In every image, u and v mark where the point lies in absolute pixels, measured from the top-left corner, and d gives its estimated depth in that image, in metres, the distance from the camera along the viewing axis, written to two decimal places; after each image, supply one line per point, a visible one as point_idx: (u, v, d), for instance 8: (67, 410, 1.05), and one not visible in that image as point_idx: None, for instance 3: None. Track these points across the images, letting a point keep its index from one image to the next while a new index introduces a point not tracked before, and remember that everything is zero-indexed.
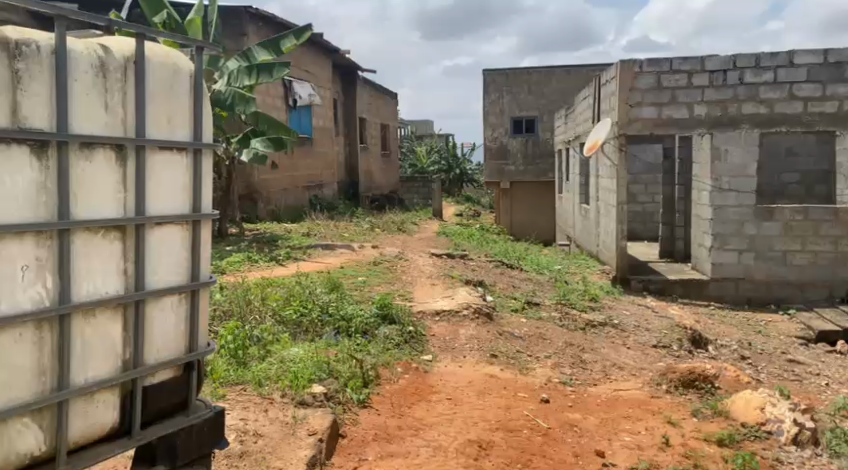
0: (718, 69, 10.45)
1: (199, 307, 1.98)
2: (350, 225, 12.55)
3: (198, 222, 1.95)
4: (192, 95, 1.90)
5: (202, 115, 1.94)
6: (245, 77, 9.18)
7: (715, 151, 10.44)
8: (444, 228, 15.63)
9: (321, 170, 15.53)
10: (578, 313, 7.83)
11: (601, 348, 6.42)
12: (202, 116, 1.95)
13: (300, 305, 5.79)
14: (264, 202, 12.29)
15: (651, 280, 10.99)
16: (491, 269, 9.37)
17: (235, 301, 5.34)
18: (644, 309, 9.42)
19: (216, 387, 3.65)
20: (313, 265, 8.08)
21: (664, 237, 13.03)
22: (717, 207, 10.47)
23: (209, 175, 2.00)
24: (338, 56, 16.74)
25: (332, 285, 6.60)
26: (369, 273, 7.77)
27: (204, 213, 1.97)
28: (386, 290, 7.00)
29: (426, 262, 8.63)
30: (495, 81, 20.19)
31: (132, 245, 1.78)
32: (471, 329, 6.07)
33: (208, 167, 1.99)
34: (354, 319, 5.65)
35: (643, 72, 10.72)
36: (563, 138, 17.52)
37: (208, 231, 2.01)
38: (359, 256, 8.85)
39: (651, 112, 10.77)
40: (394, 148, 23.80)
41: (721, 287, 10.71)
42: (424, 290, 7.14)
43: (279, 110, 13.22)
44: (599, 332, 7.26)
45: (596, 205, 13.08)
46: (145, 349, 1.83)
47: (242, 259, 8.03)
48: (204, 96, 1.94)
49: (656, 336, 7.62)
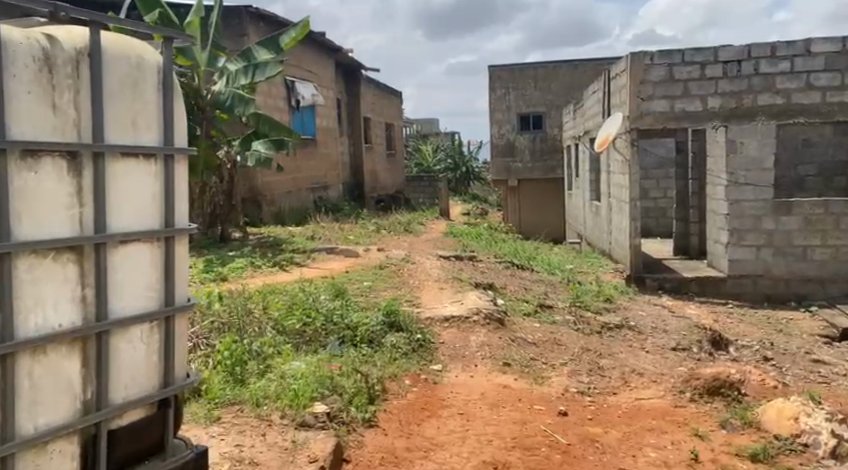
0: (732, 60, 10.17)
1: (172, 335, 1.79)
2: (356, 227, 12.30)
3: (170, 238, 1.75)
4: (160, 91, 1.69)
5: (173, 114, 1.73)
6: (242, 76, 8.92)
7: (730, 145, 10.16)
8: (452, 228, 15.37)
9: (325, 172, 15.29)
10: (592, 315, 7.55)
11: (619, 353, 6.15)
12: (174, 112, 1.74)
13: (304, 314, 5.56)
14: (269, 205, 12.07)
15: (666, 278, 10.69)
16: (501, 270, 9.10)
17: (236, 311, 5.11)
18: (660, 309, 9.12)
19: (211, 408, 3.41)
20: (318, 270, 7.84)
21: (677, 234, 12.73)
22: (733, 202, 10.17)
23: (183, 183, 1.79)
24: (341, 55, 16.50)
25: (337, 292, 6.36)
26: (375, 277, 7.53)
27: (178, 228, 1.77)
28: (392, 295, 6.75)
29: (434, 265, 8.37)
30: (501, 77, 19.90)
31: (91, 270, 1.58)
32: (482, 335, 5.82)
33: (181, 174, 1.79)
34: (361, 327, 5.41)
35: (654, 65, 10.43)
36: (571, 133, 17.23)
37: (184, 247, 1.81)
38: (366, 259, 8.62)
39: (663, 106, 10.49)
40: (399, 148, 23.53)
41: (738, 284, 10.41)
42: (432, 295, 6.89)
43: (281, 112, 12.99)
44: (615, 335, 6.99)
45: (607, 202, 12.78)
46: (109, 386, 1.64)
47: (245, 266, 7.80)
48: (174, 92, 1.73)
49: (674, 338, 7.34)
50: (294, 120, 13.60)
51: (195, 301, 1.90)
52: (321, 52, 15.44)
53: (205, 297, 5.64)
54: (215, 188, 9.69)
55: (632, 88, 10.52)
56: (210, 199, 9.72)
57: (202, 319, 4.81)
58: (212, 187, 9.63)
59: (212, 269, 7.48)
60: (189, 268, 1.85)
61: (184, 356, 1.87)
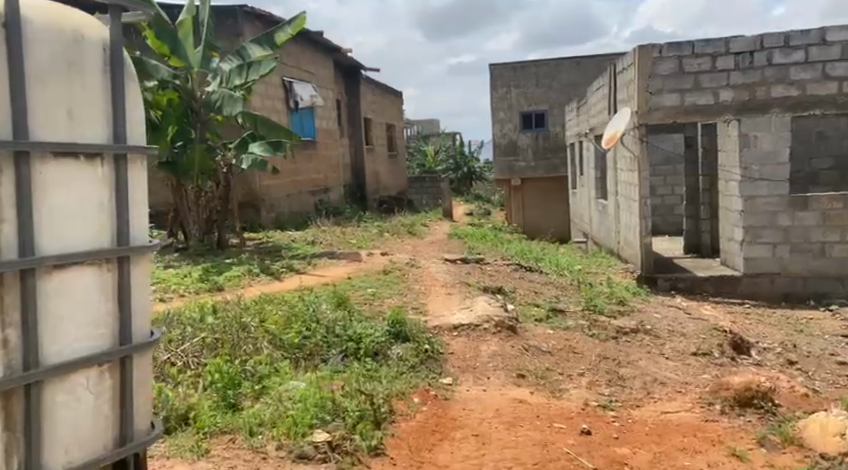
0: (744, 51, 9.84)
1: (127, 382, 1.69)
2: (357, 230, 11.97)
3: (120, 263, 1.65)
4: (102, 80, 1.58)
5: (116, 105, 1.61)
6: (237, 74, 8.79)
7: (743, 139, 9.82)
8: (455, 229, 15.03)
9: (326, 174, 14.96)
10: (607, 320, 7.19)
11: (638, 360, 5.78)
12: (121, 103, 1.63)
13: (304, 326, 5.20)
14: (268, 209, 11.72)
15: (679, 278, 10.33)
16: (509, 273, 8.73)
17: (233, 326, 4.76)
18: (675, 311, 8.77)
19: (199, 439, 3.08)
20: (318, 277, 7.49)
21: (688, 232, 12.38)
22: (747, 198, 9.83)
23: (136, 191, 1.70)
24: (339, 55, 16.15)
25: (340, 301, 6.00)
26: (379, 283, 7.17)
27: (129, 247, 1.67)
28: (397, 303, 6.40)
29: (440, 269, 8.02)
30: (502, 75, 19.54)
31: (25, 315, 1.45)
32: (494, 344, 5.47)
33: (135, 178, 1.69)
34: (365, 339, 5.07)
35: (663, 58, 10.07)
36: (575, 131, 16.87)
37: (141, 272, 1.73)
38: (369, 264, 8.28)
39: (673, 100, 10.13)
40: (400, 149, 23.17)
41: (754, 283, 10.06)
42: (439, 301, 6.53)
43: (279, 113, 12.65)
44: (632, 340, 6.63)
45: (615, 199, 12.43)
46: (49, 439, 1.52)
47: (243, 274, 7.47)
48: (120, 82, 1.62)
49: (693, 342, 6.99)
50: (293, 122, 13.26)
51: (156, 336, 1.81)
52: (319, 52, 15.09)
53: (198, 310, 5.27)
54: (210, 194, 9.30)
55: (640, 83, 10.16)
56: (206, 205, 9.34)
57: (195, 334, 4.46)
58: (207, 193, 9.25)
59: (207, 279, 7.13)
60: (146, 297, 1.75)
61: (145, 407, 1.78)
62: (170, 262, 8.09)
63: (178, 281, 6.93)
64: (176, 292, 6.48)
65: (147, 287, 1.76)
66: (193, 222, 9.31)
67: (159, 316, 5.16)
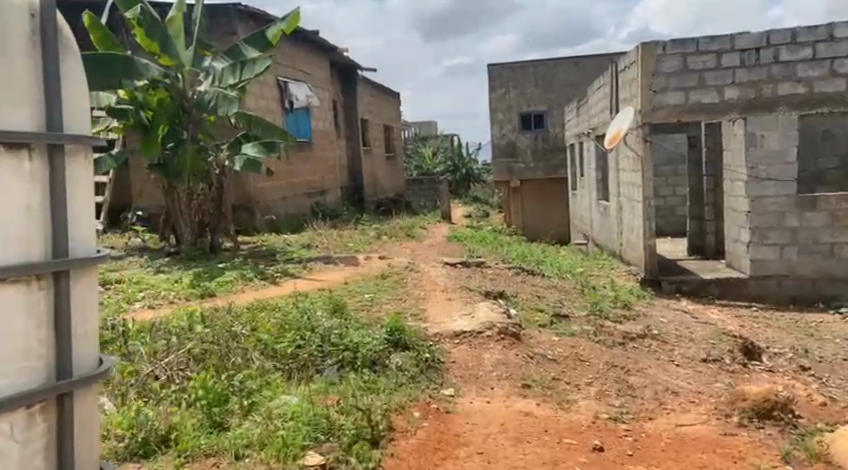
0: (750, 48, 9.60)
1: (65, 424, 1.49)
2: (354, 233, 11.71)
3: (53, 282, 1.44)
4: (27, 56, 1.37)
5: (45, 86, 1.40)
6: (230, 74, 8.44)
7: (750, 137, 9.59)
8: (455, 231, 14.79)
9: (323, 176, 14.72)
10: (612, 324, 6.95)
11: (647, 368, 5.53)
12: (54, 85, 1.42)
13: (299, 334, 4.94)
14: (263, 212, 11.46)
15: (683, 281, 10.10)
16: (511, 276, 8.49)
17: (223, 336, 4.50)
18: (682, 315, 8.53)
19: (180, 464, 2.84)
20: (313, 281, 7.24)
21: (691, 233, 12.14)
22: (754, 198, 9.60)
23: (75, 188, 1.49)
24: (336, 55, 15.91)
25: (336, 308, 5.74)
26: (376, 288, 6.92)
27: (65, 261, 1.45)
28: (395, 309, 6.15)
29: (439, 273, 7.78)
30: (500, 76, 19.31)
31: None
32: (497, 352, 5.22)
33: (74, 172, 1.48)
34: (363, 348, 4.81)
35: (666, 55, 9.84)
36: (575, 131, 16.65)
37: (79, 289, 1.51)
38: (366, 268, 8.03)
39: (677, 98, 9.90)
40: (397, 150, 22.94)
41: (762, 286, 9.82)
42: (439, 307, 6.28)
43: (274, 114, 12.40)
44: (640, 346, 6.38)
45: (617, 200, 12.20)
46: None
47: (236, 278, 7.22)
48: (52, 61, 1.42)
49: (702, 347, 6.75)
50: (288, 123, 13.01)
51: (104, 366, 1.61)
52: (315, 52, 14.85)
53: (187, 319, 5.00)
54: (203, 196, 8.99)
55: (643, 81, 9.92)
56: (198, 208, 8.99)
57: (182, 345, 4.20)
58: (199, 195, 8.94)
59: (198, 284, 6.87)
60: (87, 320, 1.55)
61: (88, 453, 1.58)
62: (161, 267, 7.83)
63: (168, 287, 6.68)
64: (166, 299, 6.23)
65: (89, 308, 1.56)
66: (185, 225, 8.96)
67: (145, 325, 4.89)
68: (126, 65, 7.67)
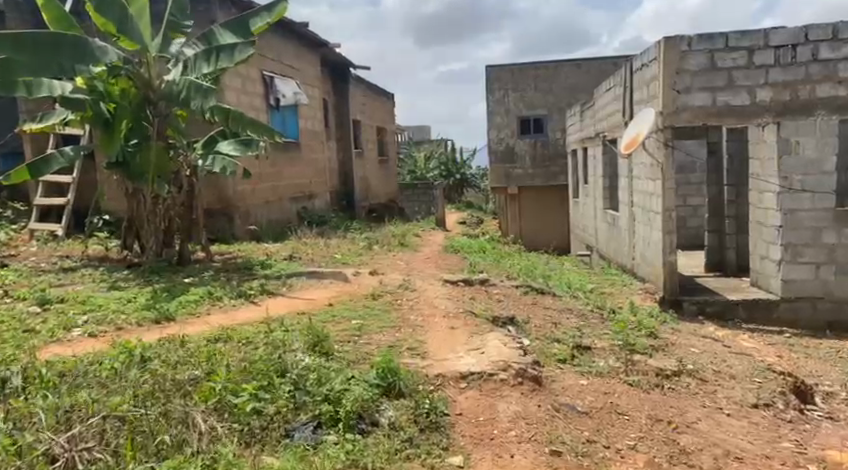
0: (785, 44, 8.65)
1: None
2: (344, 243, 10.68)
3: None
4: None
5: None
6: (204, 62, 7.08)
7: (783, 144, 8.64)
8: (451, 240, 13.75)
9: (311, 179, 13.68)
10: (642, 359, 5.93)
11: (696, 422, 4.51)
12: None
13: (266, 379, 3.90)
14: (242, 218, 10.46)
15: (708, 302, 9.08)
16: (519, 297, 7.43)
17: (162, 392, 3.47)
18: (713, 344, 7.53)
19: None
20: (292, 302, 6.19)
21: (710, 248, 11.16)
22: (787, 211, 8.65)
23: None
24: (326, 51, 14.86)
25: (316, 341, 4.69)
26: (366, 313, 5.84)
27: None
28: (387, 341, 5.07)
29: (439, 294, 6.71)
30: (499, 78, 18.31)
31: None
32: (514, 402, 4.20)
33: None
34: (347, 399, 3.79)
35: (692, 51, 8.86)
36: (578, 136, 15.68)
37: None
38: (355, 285, 6.98)
39: (703, 99, 8.93)
40: (391, 153, 21.91)
41: (794, 309, 8.84)
42: (439, 338, 5.21)
43: (257, 111, 11.34)
44: (678, 389, 5.39)
45: (630, 211, 11.21)
46: None
47: (202, 297, 6.17)
48: None
49: (747, 389, 5.73)
50: (273, 121, 11.97)
51: None
52: (304, 47, 13.82)
53: (126, 356, 3.92)
54: (170, 200, 7.66)
55: (666, 79, 8.92)
56: (165, 213, 7.67)
57: (100, 409, 3.18)
58: (166, 198, 7.62)
59: (155, 304, 5.75)
60: None
61: None
62: (117, 280, 6.73)
63: (118, 307, 5.58)
64: (111, 325, 5.13)
65: None
66: (150, 234, 7.64)
67: (68, 368, 3.80)
68: (80, 47, 6.53)
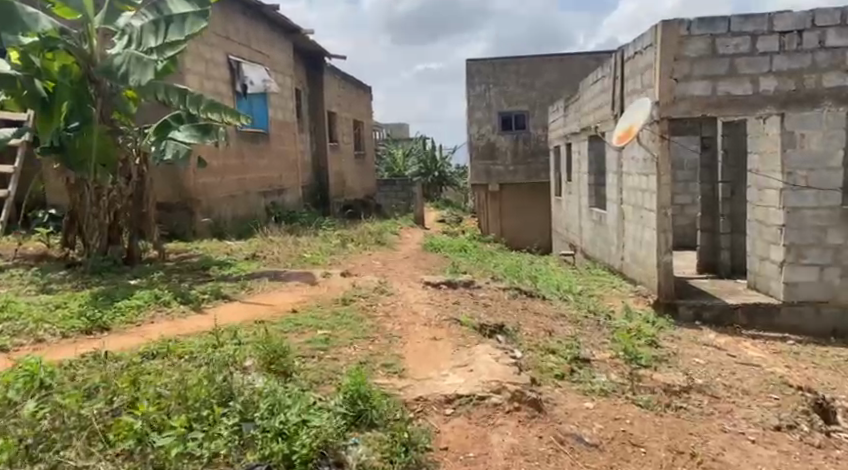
0: (790, 30, 7.96)
1: None
2: (316, 241, 9.91)
3: None
4: None
5: None
6: (152, 36, 6.34)
7: (787, 138, 7.98)
8: (431, 238, 13.01)
9: (281, 172, 12.88)
10: (648, 373, 5.23)
11: (722, 453, 3.83)
12: None
13: (204, 406, 3.22)
14: (204, 214, 9.63)
15: (705, 306, 8.38)
16: (508, 301, 6.73)
17: (60, 436, 2.90)
18: (717, 353, 6.89)
19: None
20: (250, 308, 5.42)
21: (703, 248, 10.50)
22: (791, 209, 8.02)
23: None
24: (298, 37, 14.00)
25: (273, 359, 3.97)
26: (335, 322, 5.08)
27: None
28: (359, 357, 4.32)
29: (419, 299, 5.97)
30: (479, 72, 17.49)
31: None
32: (511, 434, 3.51)
33: None
34: (305, 432, 3.05)
35: (692, 37, 8.14)
36: (562, 131, 15.02)
37: None
38: (323, 289, 6.20)
39: (703, 88, 8.21)
40: (368, 148, 21.13)
41: (796, 313, 8.22)
42: (420, 352, 4.46)
43: (222, 98, 10.50)
44: (690, 409, 4.72)
45: (619, 209, 10.55)
46: None
47: (145, 302, 5.38)
48: None
49: (765, 407, 5.06)
50: (239, 109, 11.14)
51: None
52: (275, 32, 12.99)
53: (27, 378, 3.27)
54: (116, 191, 6.78)
55: (664, 67, 8.20)
56: (109, 207, 6.77)
57: None
58: (110, 188, 6.73)
59: (87, 311, 4.94)
60: None
61: None
62: (51, 281, 5.91)
63: (42, 315, 4.76)
64: (29, 337, 4.35)
65: None
66: (93, 231, 6.68)
67: None
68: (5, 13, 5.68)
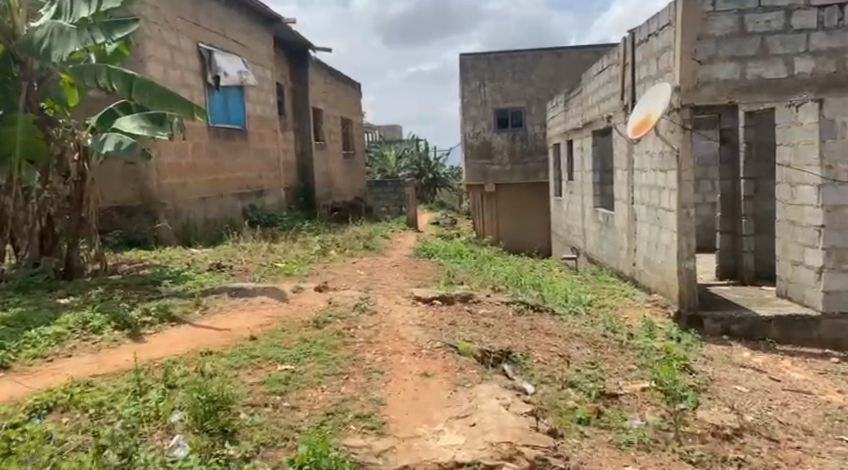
0: (830, 3, 6.45)
1: None
2: (293, 247, 8.84)
3: None
4: None
5: None
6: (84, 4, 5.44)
7: (826, 126, 6.41)
8: (424, 242, 11.97)
9: (259, 172, 11.80)
10: (690, 412, 4.19)
11: None
12: None
13: None
14: (168, 217, 8.61)
15: (734, 319, 6.86)
16: (511, 318, 5.71)
17: None
18: (756, 375, 5.87)
19: None
20: (198, 334, 4.42)
21: (722, 251, 8.85)
22: (831, 209, 6.43)
23: None
24: (278, 27, 12.92)
25: (208, 413, 2.94)
26: (300, 353, 4.04)
27: None
28: (330, 404, 3.30)
29: (407, 319, 4.96)
30: (473, 67, 16.48)
31: None
32: None
33: None
34: None
35: (717, 12, 6.61)
36: (561, 128, 14.05)
37: None
38: (293, 307, 5.18)
39: (729, 71, 6.69)
40: (358, 148, 20.11)
41: (838, 327, 6.67)
42: (405, 396, 3.44)
43: (189, 90, 9.44)
44: (750, 460, 3.73)
45: (630, 210, 9.53)
46: None
47: (69, 329, 4.34)
48: None
49: (839, 455, 4.02)
50: (210, 104, 10.09)
51: None
52: (255, 21, 11.98)
53: None
54: (50, 193, 5.83)
55: (684, 46, 6.64)
56: (40, 210, 5.81)
57: None
58: (43, 189, 5.80)
59: None
60: None
61: None
62: None
63: None
64: None
65: None
66: (23, 238, 5.81)
67: None
68: None
